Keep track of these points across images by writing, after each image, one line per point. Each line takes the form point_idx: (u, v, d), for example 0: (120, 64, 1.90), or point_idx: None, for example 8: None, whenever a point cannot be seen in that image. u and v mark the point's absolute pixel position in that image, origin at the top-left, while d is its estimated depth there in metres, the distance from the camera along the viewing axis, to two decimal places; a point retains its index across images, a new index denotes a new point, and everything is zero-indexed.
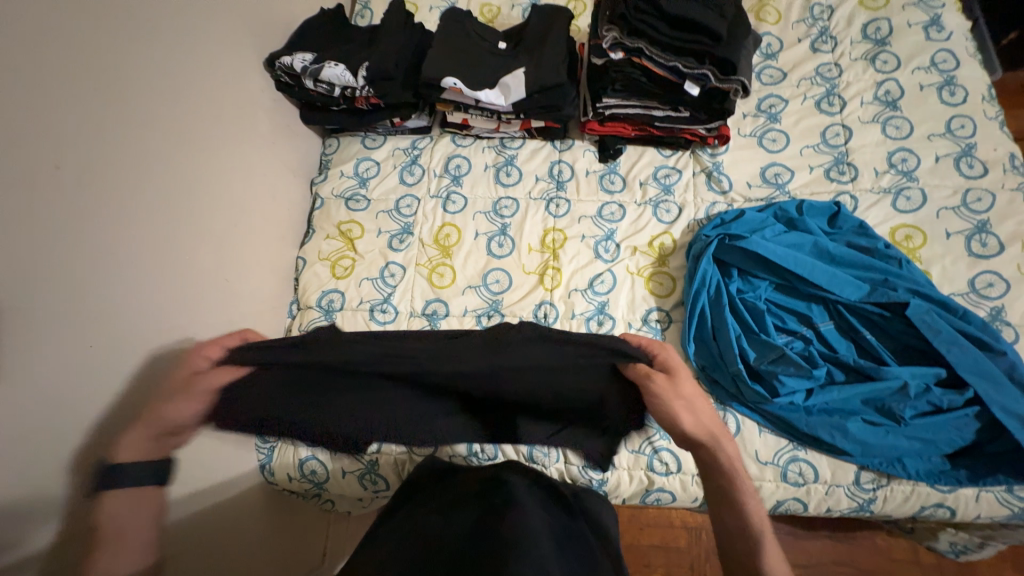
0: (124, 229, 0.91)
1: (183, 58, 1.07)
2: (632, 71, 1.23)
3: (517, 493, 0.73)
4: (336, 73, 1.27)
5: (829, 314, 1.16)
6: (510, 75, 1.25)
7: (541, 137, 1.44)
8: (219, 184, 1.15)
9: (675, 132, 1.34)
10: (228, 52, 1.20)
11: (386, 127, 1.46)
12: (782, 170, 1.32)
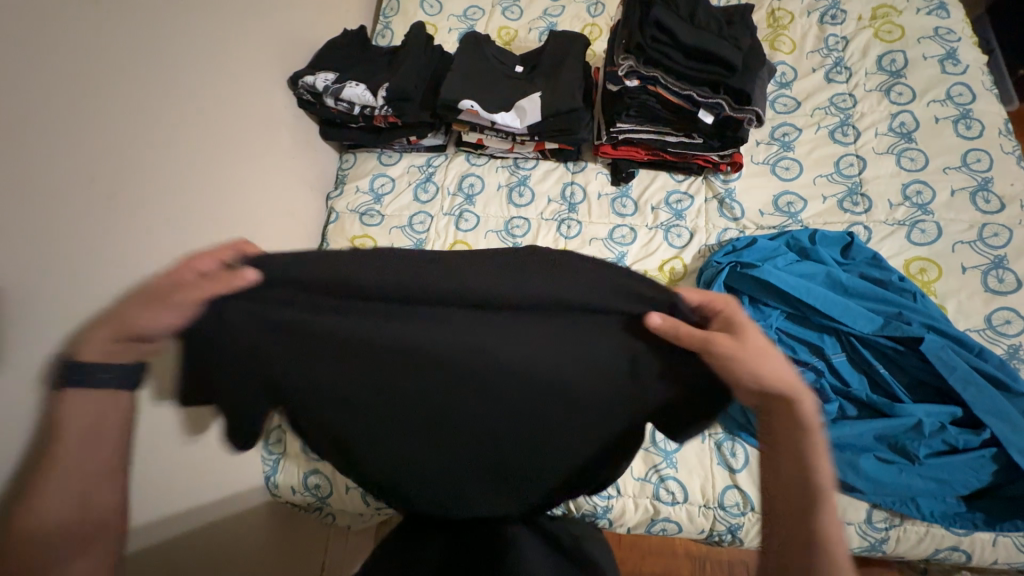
0: (146, 243, 0.94)
1: (208, 75, 1.10)
2: (647, 99, 1.24)
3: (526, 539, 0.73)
4: (356, 92, 1.31)
5: (840, 346, 1.16)
6: (526, 99, 1.27)
7: (554, 158, 1.46)
8: (238, 198, 1.18)
9: (688, 158, 1.35)
10: (253, 70, 1.23)
11: (402, 144, 1.49)
12: (795, 198, 1.32)
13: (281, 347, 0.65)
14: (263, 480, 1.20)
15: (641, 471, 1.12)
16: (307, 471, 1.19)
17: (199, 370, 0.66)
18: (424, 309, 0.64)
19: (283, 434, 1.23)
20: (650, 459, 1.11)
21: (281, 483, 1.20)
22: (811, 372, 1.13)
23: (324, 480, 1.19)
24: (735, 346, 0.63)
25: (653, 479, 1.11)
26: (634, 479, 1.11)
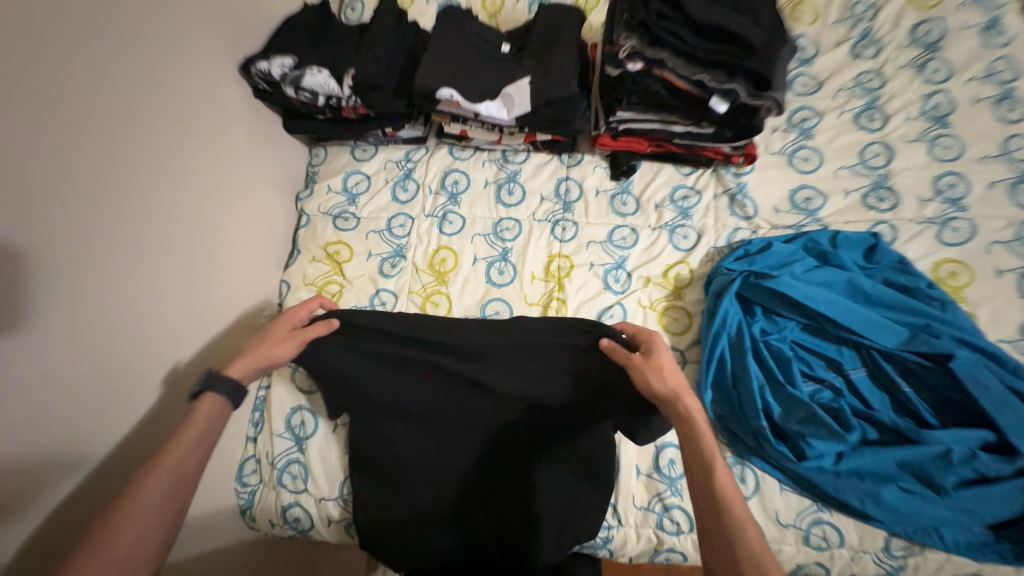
0: (101, 273, 0.84)
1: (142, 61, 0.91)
2: (651, 84, 1.08)
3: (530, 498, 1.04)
4: (320, 80, 1.12)
5: (860, 360, 1.06)
6: (513, 85, 1.10)
7: (547, 150, 1.31)
8: (195, 212, 1.03)
9: (697, 150, 1.20)
10: (202, 58, 1.05)
11: (377, 136, 1.33)
12: (813, 194, 1.20)
13: (368, 362, 1.02)
14: (239, 512, 1.13)
15: (644, 499, 1.05)
16: (285, 504, 1.11)
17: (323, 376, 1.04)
18: (473, 335, 1.01)
19: (259, 464, 1.15)
20: (655, 487, 1.04)
21: (258, 516, 1.13)
22: (827, 390, 1.04)
23: (304, 515, 1.10)
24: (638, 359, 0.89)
25: (656, 508, 1.04)
26: (637, 508, 1.05)
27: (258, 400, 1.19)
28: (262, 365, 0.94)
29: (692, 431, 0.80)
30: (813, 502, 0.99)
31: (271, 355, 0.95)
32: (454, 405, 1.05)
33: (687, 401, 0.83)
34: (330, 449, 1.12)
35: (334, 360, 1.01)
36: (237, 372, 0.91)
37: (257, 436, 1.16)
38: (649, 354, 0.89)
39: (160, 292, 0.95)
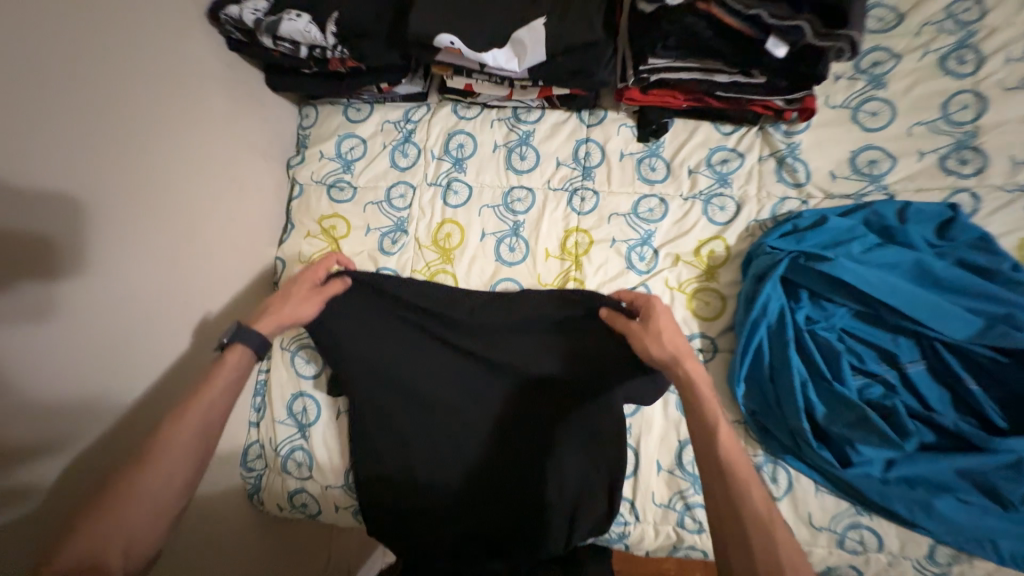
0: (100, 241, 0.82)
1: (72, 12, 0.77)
2: (694, 23, 0.89)
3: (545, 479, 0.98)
4: (299, 26, 0.96)
5: (920, 352, 0.94)
6: (526, 27, 0.91)
7: (564, 107, 1.14)
8: (168, 186, 0.93)
9: (743, 105, 1.02)
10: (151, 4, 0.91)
11: (372, 93, 1.17)
12: (879, 156, 1.02)
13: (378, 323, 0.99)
14: (246, 495, 1.11)
15: (664, 496, 0.99)
16: (292, 489, 1.09)
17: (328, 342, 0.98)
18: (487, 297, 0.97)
19: (263, 449, 1.12)
20: (676, 485, 0.97)
21: (266, 499, 1.11)
22: (878, 385, 0.93)
23: (311, 500, 1.09)
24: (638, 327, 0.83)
25: (678, 506, 0.97)
26: (656, 506, 0.98)
27: (259, 384, 1.14)
28: (289, 323, 0.91)
29: (694, 398, 0.73)
30: (851, 505, 0.89)
31: (292, 314, 0.91)
32: (464, 391, 1.00)
33: (687, 367, 0.76)
34: (338, 430, 1.08)
35: (343, 324, 0.97)
36: (265, 329, 0.88)
37: (260, 421, 1.13)
38: (647, 319, 0.82)
39: (140, 271, 0.88)
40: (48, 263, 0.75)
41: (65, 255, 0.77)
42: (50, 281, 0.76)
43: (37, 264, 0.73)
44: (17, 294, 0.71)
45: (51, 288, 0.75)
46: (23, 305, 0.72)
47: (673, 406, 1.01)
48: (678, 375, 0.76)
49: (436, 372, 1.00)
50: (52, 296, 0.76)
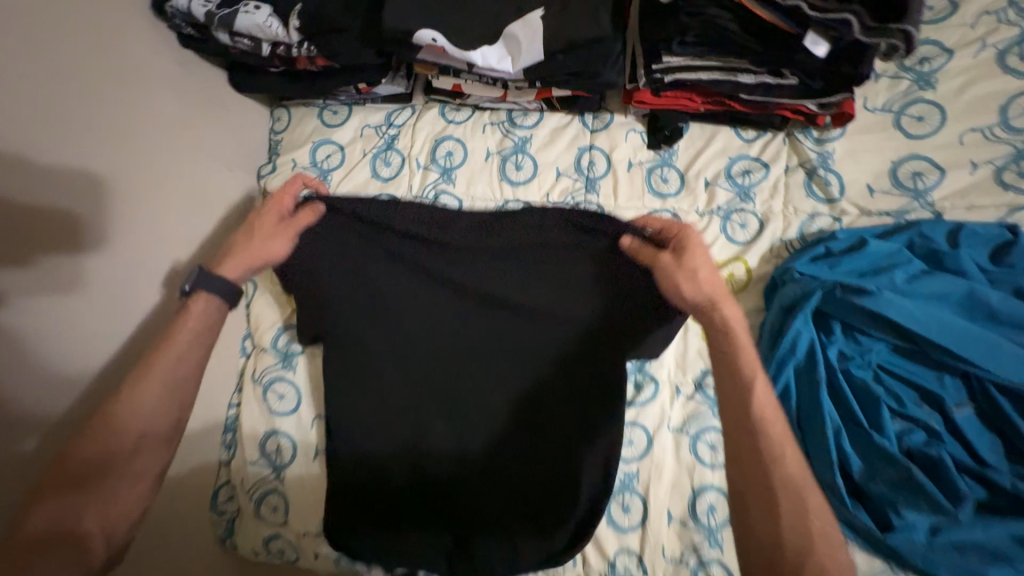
0: (106, 227, 0.80)
1: None
2: (716, 16, 0.77)
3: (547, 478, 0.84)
4: (258, 21, 0.84)
5: (966, 393, 0.83)
6: (520, 21, 0.79)
7: (565, 110, 1.01)
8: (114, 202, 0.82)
9: (770, 109, 0.89)
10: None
11: (349, 94, 1.04)
12: (926, 167, 0.89)
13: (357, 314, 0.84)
14: (219, 534, 0.99)
15: (676, 548, 0.87)
16: (268, 534, 0.97)
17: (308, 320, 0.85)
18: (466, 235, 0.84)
19: (234, 492, 1.00)
20: (688, 535, 0.86)
21: (240, 539, 0.98)
22: (920, 432, 0.81)
23: (289, 547, 0.96)
24: (671, 260, 0.73)
25: (692, 561, 0.86)
26: (667, 560, 0.87)
27: (229, 420, 1.03)
28: (257, 263, 0.80)
29: (728, 344, 0.68)
30: (885, 564, 0.76)
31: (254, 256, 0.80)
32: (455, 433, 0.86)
33: (723, 311, 0.70)
34: (318, 467, 0.96)
35: (313, 258, 0.83)
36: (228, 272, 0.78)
37: (230, 459, 1.01)
38: (681, 254, 0.73)
39: (106, 279, 0.81)
40: (74, 237, 0.76)
41: (91, 230, 0.78)
42: (75, 254, 0.77)
43: (63, 237, 0.75)
44: (41, 268, 0.72)
45: (76, 261, 0.77)
46: (43, 280, 0.73)
47: (686, 450, 0.90)
48: (711, 318, 0.70)
49: (420, 400, 0.85)
50: (80, 269, 0.77)
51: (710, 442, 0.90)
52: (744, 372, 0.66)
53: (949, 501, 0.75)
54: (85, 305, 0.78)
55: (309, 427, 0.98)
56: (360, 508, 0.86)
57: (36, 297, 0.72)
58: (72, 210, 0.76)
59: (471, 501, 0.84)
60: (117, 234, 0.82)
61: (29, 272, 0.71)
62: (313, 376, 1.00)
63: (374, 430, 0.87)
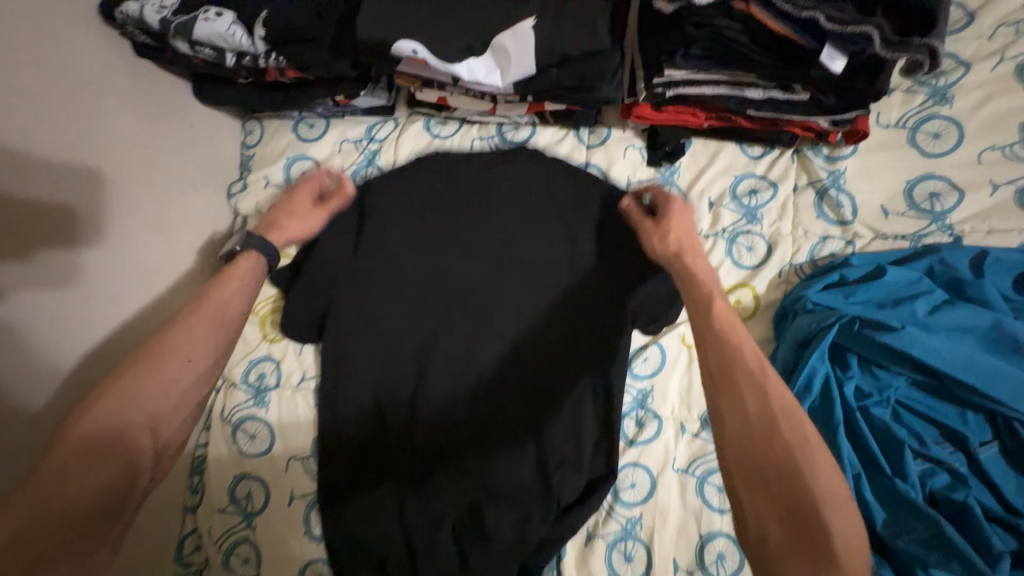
0: (102, 219, 0.80)
1: None
2: (726, 27, 0.70)
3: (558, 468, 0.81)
4: (222, 30, 0.77)
5: (991, 429, 0.76)
6: (509, 31, 0.71)
7: (558, 123, 0.94)
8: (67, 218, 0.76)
9: (779, 125, 0.84)
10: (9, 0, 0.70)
11: (326, 106, 0.97)
12: (944, 188, 0.84)
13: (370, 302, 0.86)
14: None
15: None
16: None
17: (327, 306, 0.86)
18: (481, 209, 0.88)
19: (201, 543, 0.89)
20: None
21: None
22: (943, 474, 0.75)
23: None
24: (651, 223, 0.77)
25: None
26: None
27: (195, 462, 0.93)
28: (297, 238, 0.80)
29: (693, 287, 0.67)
30: None
31: (297, 229, 0.80)
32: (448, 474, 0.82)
33: (689, 261, 0.70)
34: (290, 513, 0.87)
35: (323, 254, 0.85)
36: (275, 239, 0.77)
37: (197, 506, 0.91)
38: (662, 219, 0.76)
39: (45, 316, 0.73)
40: (70, 231, 0.76)
41: (85, 224, 0.78)
42: (73, 247, 0.77)
43: (58, 231, 0.75)
44: (40, 264, 0.73)
45: (74, 255, 0.77)
46: (42, 275, 0.73)
47: (692, 493, 0.82)
48: (679, 269, 0.71)
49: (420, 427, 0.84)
50: (78, 263, 0.78)
51: (718, 484, 0.83)
52: (699, 283, 0.67)
53: (984, 562, 0.69)
54: (80, 299, 0.78)
55: (283, 470, 0.89)
56: (354, 543, 0.83)
57: (33, 293, 0.72)
58: (67, 202, 0.76)
59: (474, 535, 0.80)
60: (114, 228, 0.82)
61: (28, 266, 0.71)
62: (286, 414, 0.91)
63: (368, 462, 0.84)
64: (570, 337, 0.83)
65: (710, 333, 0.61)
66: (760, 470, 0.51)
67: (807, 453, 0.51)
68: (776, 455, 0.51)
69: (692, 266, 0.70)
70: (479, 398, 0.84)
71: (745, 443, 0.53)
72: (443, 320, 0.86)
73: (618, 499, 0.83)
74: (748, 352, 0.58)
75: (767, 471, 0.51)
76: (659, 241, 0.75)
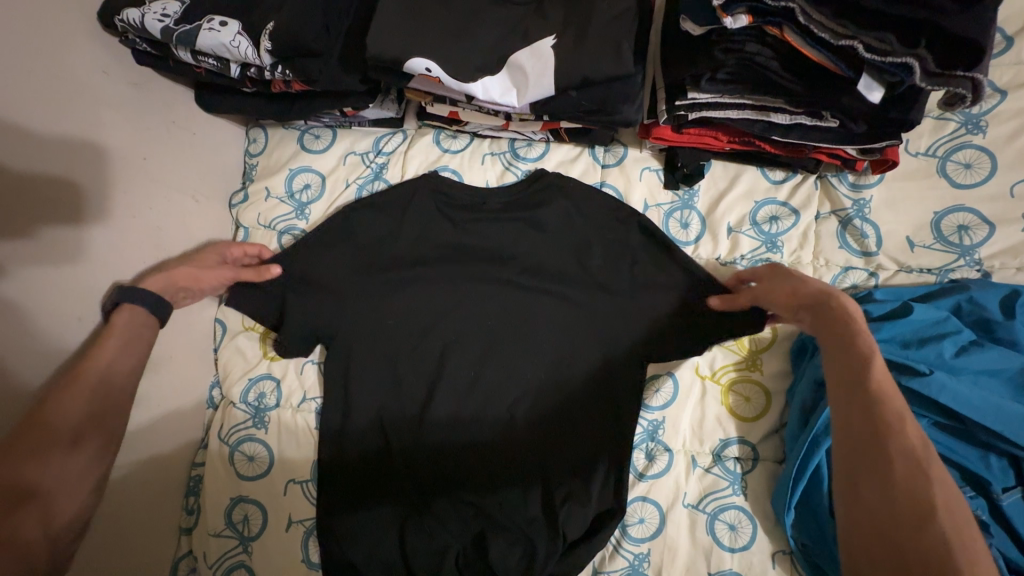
0: (108, 199, 0.78)
1: None
2: (756, 53, 0.66)
3: (566, 502, 0.78)
4: (227, 41, 0.74)
5: (1016, 474, 0.73)
6: (527, 50, 0.68)
7: (574, 141, 0.91)
8: (53, 219, 0.71)
9: (804, 152, 0.81)
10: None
11: (333, 116, 0.93)
12: (974, 221, 0.80)
13: (372, 325, 0.83)
14: None
15: None
16: None
17: (327, 327, 0.83)
18: (489, 230, 0.85)
19: (196, 566, 0.87)
20: None
21: None
22: None
23: None
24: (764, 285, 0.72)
25: None
26: None
27: (192, 481, 0.91)
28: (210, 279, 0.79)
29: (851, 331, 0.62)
30: None
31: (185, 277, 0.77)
32: (451, 505, 0.79)
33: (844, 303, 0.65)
34: (290, 540, 0.85)
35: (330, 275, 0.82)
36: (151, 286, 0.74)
37: (192, 526, 0.89)
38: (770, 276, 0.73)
39: (36, 335, 0.70)
40: (77, 209, 0.74)
41: (93, 202, 0.76)
42: (79, 234, 0.75)
43: (62, 208, 0.72)
44: (47, 245, 0.71)
45: (77, 231, 0.74)
46: (38, 292, 0.70)
47: (702, 529, 0.80)
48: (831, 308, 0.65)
49: (423, 455, 0.81)
50: (82, 239, 0.75)
51: (729, 522, 0.80)
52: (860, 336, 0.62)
53: None
54: (82, 301, 0.76)
55: (282, 493, 0.86)
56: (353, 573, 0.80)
57: (32, 268, 0.70)
58: (72, 178, 0.73)
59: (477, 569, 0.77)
60: (121, 207, 0.80)
61: (30, 242, 0.69)
62: (286, 435, 0.88)
63: (367, 490, 0.81)
64: (581, 367, 0.81)
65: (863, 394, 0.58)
66: (899, 543, 0.50)
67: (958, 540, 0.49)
68: (914, 533, 0.50)
69: (842, 309, 0.64)
70: (485, 427, 0.81)
71: (884, 514, 0.52)
72: (448, 345, 0.83)
73: (625, 534, 0.81)
74: (910, 426, 0.56)
75: (908, 547, 0.50)
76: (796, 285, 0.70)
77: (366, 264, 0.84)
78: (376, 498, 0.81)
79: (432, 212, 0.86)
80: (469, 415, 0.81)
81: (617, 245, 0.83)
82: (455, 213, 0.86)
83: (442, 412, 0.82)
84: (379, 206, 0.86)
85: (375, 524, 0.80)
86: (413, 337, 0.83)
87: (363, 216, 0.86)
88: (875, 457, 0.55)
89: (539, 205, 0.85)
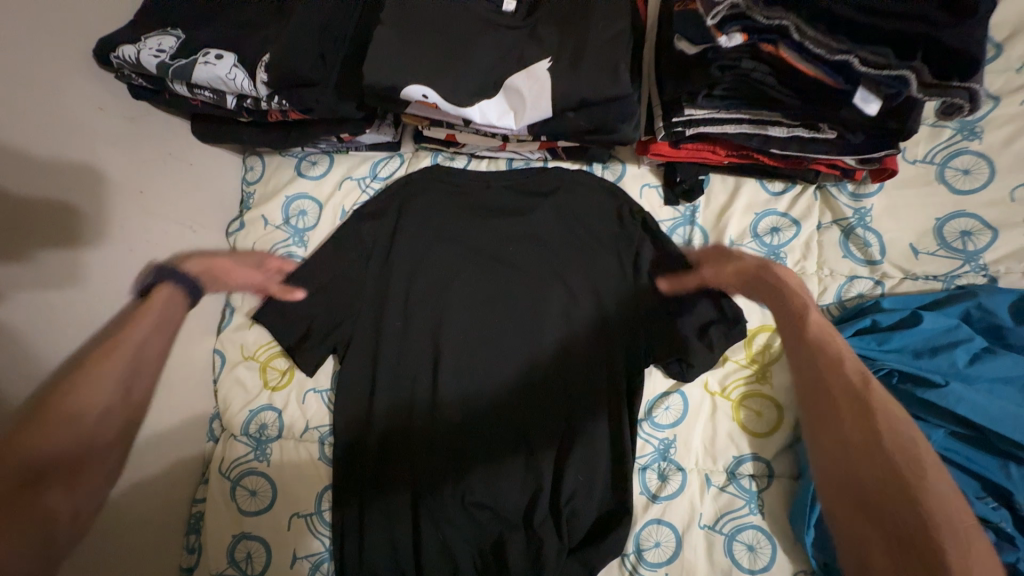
0: (110, 224, 0.78)
1: None
2: (752, 70, 0.67)
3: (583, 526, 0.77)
4: (221, 72, 0.74)
5: None
6: (524, 72, 0.69)
7: (571, 160, 0.90)
8: (52, 243, 0.70)
9: (803, 163, 0.81)
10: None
11: (330, 142, 0.93)
12: (977, 226, 0.80)
13: (377, 351, 0.83)
14: None
15: None
16: None
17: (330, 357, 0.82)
18: (494, 252, 0.85)
19: None
20: None
21: None
22: (989, 532, 0.70)
23: None
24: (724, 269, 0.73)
25: None
26: None
27: (193, 518, 0.88)
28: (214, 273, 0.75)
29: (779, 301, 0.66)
30: None
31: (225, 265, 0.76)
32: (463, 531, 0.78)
33: (777, 273, 0.68)
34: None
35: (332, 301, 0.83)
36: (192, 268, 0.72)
37: (192, 567, 0.86)
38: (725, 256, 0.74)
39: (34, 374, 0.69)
40: (71, 239, 0.73)
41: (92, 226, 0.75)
42: (75, 269, 0.74)
43: (65, 231, 0.72)
44: (44, 279, 0.70)
45: (71, 261, 0.73)
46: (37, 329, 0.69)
47: (720, 551, 0.77)
48: (763, 283, 0.68)
49: (430, 481, 0.79)
50: (81, 264, 0.74)
51: (747, 542, 0.77)
52: (793, 296, 0.65)
53: None
54: (78, 337, 0.74)
55: (285, 529, 0.84)
56: None
57: (32, 294, 0.69)
58: (74, 203, 0.73)
59: None
60: (116, 240, 0.79)
61: (26, 268, 0.68)
62: (289, 469, 0.86)
63: (374, 521, 0.80)
64: (588, 386, 0.80)
65: (813, 355, 0.60)
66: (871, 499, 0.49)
67: (927, 482, 0.49)
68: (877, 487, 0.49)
69: (775, 281, 0.67)
70: (493, 450, 0.80)
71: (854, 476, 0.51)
72: (451, 369, 0.82)
73: (641, 559, 0.78)
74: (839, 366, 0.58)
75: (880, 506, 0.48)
76: (734, 266, 0.72)
77: (369, 290, 0.85)
78: (387, 523, 0.79)
79: (432, 236, 0.86)
80: (474, 438, 0.80)
81: (620, 261, 0.83)
82: (455, 237, 0.86)
83: (447, 437, 0.81)
84: (383, 232, 0.87)
85: (388, 544, 0.79)
86: (419, 360, 0.83)
87: (367, 235, 0.87)
88: (838, 413, 0.56)
89: (538, 225, 0.86)
